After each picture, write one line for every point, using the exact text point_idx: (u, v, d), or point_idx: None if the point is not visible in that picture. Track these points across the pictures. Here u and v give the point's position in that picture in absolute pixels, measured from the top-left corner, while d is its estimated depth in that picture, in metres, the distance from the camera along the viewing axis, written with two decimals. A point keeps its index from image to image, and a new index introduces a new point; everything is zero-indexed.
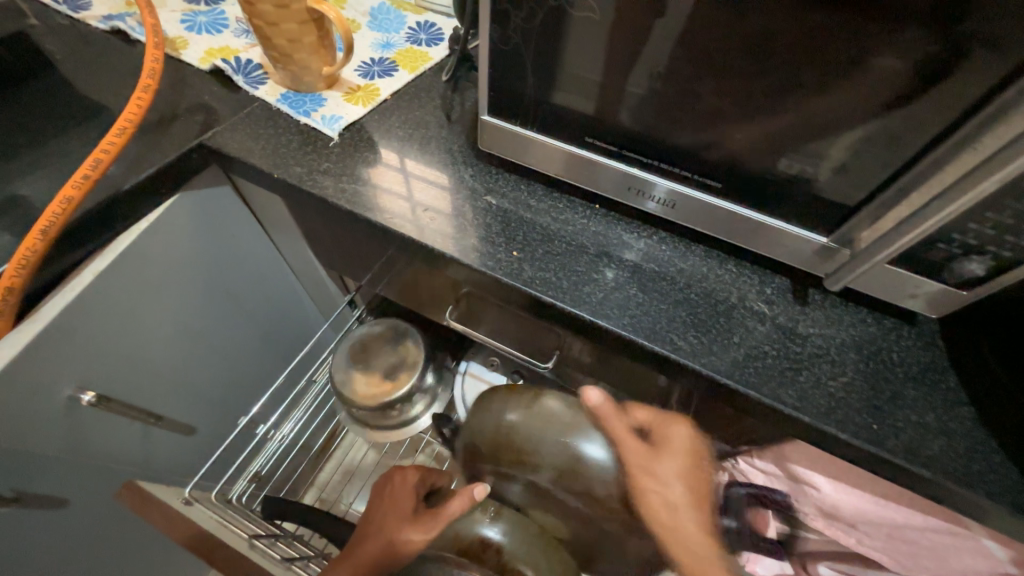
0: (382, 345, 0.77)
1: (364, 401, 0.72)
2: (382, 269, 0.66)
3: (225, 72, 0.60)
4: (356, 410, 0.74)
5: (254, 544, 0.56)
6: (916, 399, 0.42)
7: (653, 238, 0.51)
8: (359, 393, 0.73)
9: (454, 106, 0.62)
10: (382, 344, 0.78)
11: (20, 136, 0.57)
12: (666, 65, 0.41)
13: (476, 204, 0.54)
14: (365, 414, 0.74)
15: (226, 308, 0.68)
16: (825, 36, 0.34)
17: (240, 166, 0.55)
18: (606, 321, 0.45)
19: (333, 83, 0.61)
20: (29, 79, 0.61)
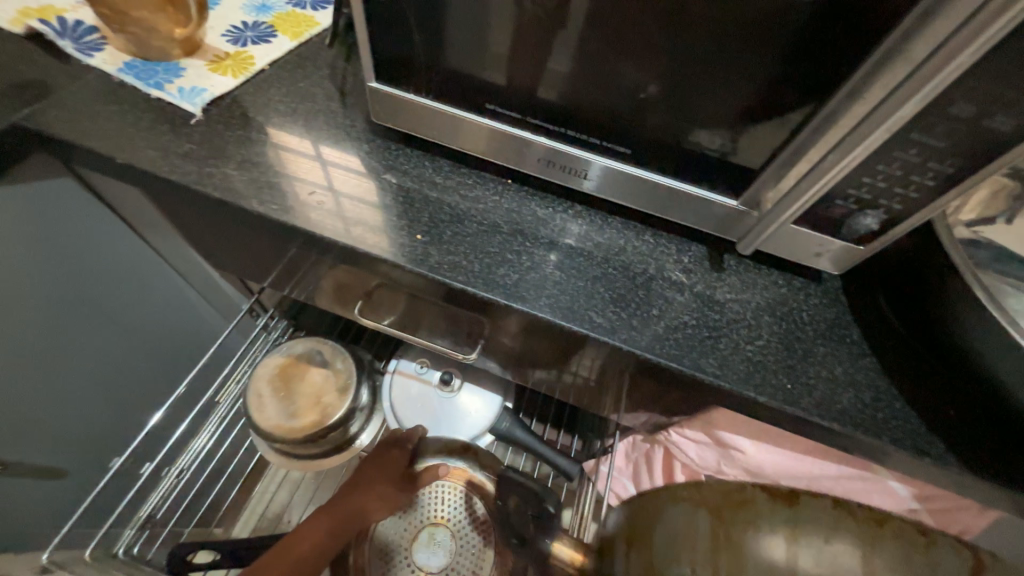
0: (305, 369, 0.71)
1: (291, 434, 0.66)
2: (280, 265, 0.58)
3: (47, 36, 0.49)
4: (281, 445, 0.68)
5: None
6: (825, 355, 0.43)
7: (570, 212, 0.49)
8: (275, 424, 0.67)
9: (346, 77, 0.55)
10: (305, 368, 0.71)
11: None
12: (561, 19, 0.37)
13: (375, 185, 0.48)
14: (292, 448, 0.68)
15: (89, 326, 0.58)
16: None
17: (75, 152, 0.45)
18: (522, 304, 0.42)
19: (194, 50, 0.51)
20: None
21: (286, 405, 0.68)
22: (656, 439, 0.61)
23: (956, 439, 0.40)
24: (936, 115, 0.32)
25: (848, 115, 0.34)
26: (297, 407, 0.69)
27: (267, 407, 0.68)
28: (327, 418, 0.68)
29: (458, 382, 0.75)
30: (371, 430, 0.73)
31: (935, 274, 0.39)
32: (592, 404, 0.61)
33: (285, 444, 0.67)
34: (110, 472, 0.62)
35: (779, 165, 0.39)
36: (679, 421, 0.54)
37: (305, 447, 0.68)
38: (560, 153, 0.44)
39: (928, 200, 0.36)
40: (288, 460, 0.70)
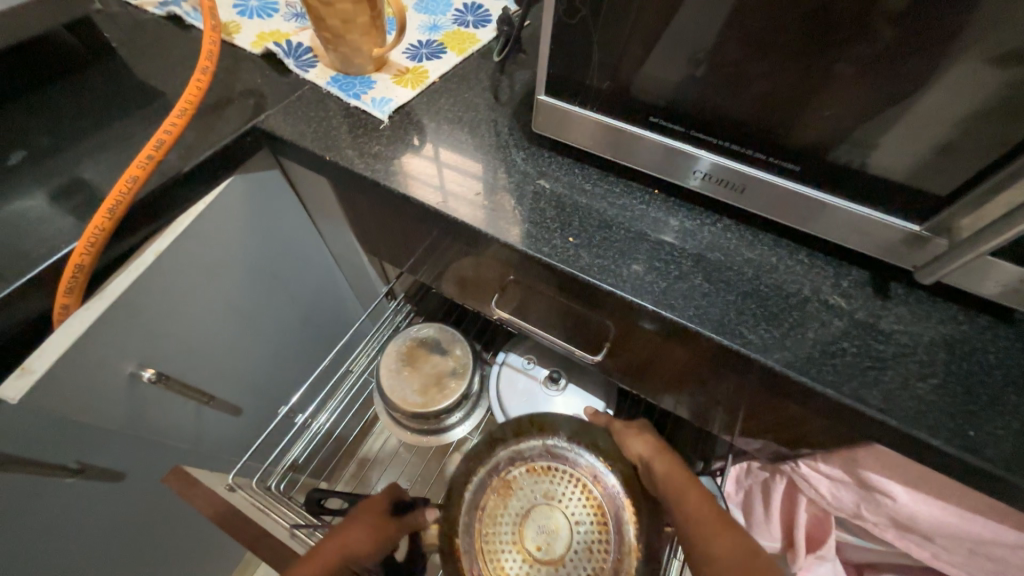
0: (428, 350, 0.78)
1: (413, 408, 0.73)
2: (426, 254, 0.65)
3: (276, 55, 0.60)
4: (401, 417, 0.75)
5: (296, 536, 0.58)
6: (1018, 405, 0.38)
7: (717, 226, 0.49)
8: (401, 398, 0.73)
9: (503, 88, 0.61)
10: (427, 349, 0.78)
11: (83, 120, 0.58)
12: (747, 37, 0.38)
13: (529, 189, 0.52)
14: (410, 421, 0.74)
15: (274, 293, 0.69)
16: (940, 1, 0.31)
17: (292, 148, 0.55)
18: (670, 312, 0.43)
19: (382, 66, 0.60)
20: (91, 65, 0.63)
21: (410, 380, 0.75)
22: (777, 469, 0.58)
23: None
24: None
25: None
26: (419, 384, 0.75)
27: (395, 381, 0.75)
28: (444, 398, 0.74)
29: (564, 381, 0.78)
30: (469, 422, 0.78)
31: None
32: (709, 425, 0.59)
33: (405, 417, 0.74)
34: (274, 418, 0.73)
35: (983, 191, 0.36)
36: (814, 454, 0.51)
37: (421, 422, 0.74)
38: (720, 166, 0.45)
39: None
40: (402, 430, 0.76)
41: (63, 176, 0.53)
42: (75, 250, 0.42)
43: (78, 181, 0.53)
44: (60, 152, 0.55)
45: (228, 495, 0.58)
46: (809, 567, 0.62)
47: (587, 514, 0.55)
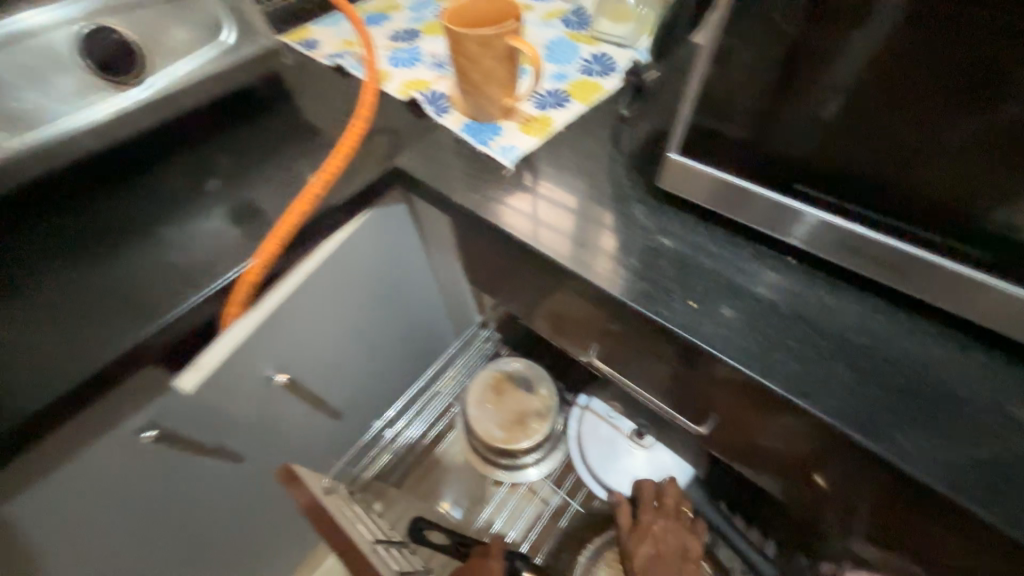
0: (515, 387, 0.79)
1: (496, 444, 0.74)
2: (530, 293, 0.66)
3: (418, 102, 0.67)
4: (482, 450, 0.76)
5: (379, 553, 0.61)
6: None
7: (868, 307, 0.43)
8: (486, 431, 0.75)
9: (624, 140, 0.61)
10: (514, 386, 0.79)
11: (251, 148, 0.67)
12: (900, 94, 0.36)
13: (647, 245, 0.50)
14: (490, 455, 0.76)
15: (386, 313, 0.75)
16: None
17: (422, 187, 0.60)
18: (814, 403, 0.38)
19: (510, 114, 0.63)
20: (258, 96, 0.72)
21: (496, 415, 0.76)
22: None
23: None
24: None
25: None
26: (503, 420, 0.76)
27: (482, 412, 0.76)
28: (528, 437, 0.75)
29: (651, 439, 0.75)
30: (545, 465, 0.78)
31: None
32: (822, 525, 0.52)
33: (486, 448, 0.75)
34: (369, 431, 0.79)
35: None
36: None
37: (500, 457, 0.75)
38: (846, 232, 0.41)
39: None
40: (481, 462, 0.78)
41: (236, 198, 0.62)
42: (250, 267, 0.50)
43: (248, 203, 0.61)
44: (234, 174, 0.64)
45: (325, 501, 0.62)
46: None
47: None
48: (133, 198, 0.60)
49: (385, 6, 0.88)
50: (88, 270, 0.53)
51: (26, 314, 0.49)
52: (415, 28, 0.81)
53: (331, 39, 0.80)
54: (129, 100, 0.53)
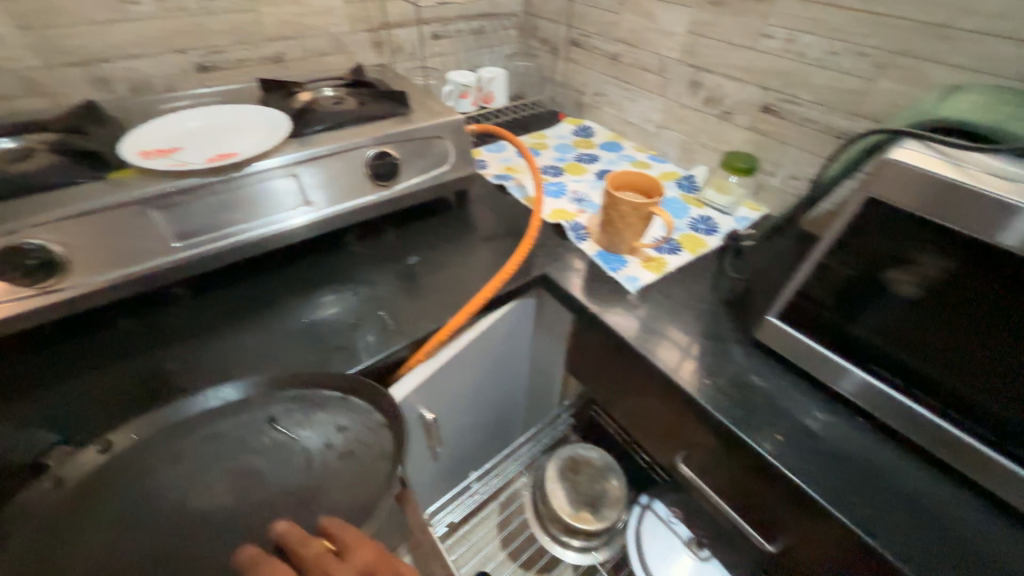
0: (587, 473, 0.89)
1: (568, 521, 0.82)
2: (626, 393, 0.80)
3: (563, 227, 0.88)
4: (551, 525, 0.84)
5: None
6: None
7: (918, 472, 0.55)
8: (560, 505, 0.84)
9: (723, 289, 0.78)
10: (587, 471, 0.89)
11: (432, 234, 0.89)
12: (939, 308, 0.48)
13: (743, 380, 0.64)
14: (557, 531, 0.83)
15: (495, 380, 0.91)
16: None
17: (561, 294, 0.78)
18: (873, 538, 0.50)
19: (635, 252, 0.82)
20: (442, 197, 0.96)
21: (571, 494, 0.85)
22: None
23: None
24: None
25: None
26: (576, 498, 0.85)
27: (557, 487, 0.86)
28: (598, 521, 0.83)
29: (708, 552, 0.81)
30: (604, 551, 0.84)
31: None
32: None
33: (556, 522, 0.83)
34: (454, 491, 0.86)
35: None
36: None
37: (565, 534, 0.83)
38: (897, 402, 0.55)
39: None
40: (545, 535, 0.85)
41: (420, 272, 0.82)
42: (443, 330, 0.68)
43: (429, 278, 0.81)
44: (423, 253, 0.85)
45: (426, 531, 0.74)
46: None
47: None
48: (351, 257, 0.82)
49: (537, 144, 1.16)
50: (326, 306, 0.73)
51: (286, 330, 0.68)
52: (560, 166, 1.07)
53: (497, 163, 1.07)
54: (380, 197, 0.78)
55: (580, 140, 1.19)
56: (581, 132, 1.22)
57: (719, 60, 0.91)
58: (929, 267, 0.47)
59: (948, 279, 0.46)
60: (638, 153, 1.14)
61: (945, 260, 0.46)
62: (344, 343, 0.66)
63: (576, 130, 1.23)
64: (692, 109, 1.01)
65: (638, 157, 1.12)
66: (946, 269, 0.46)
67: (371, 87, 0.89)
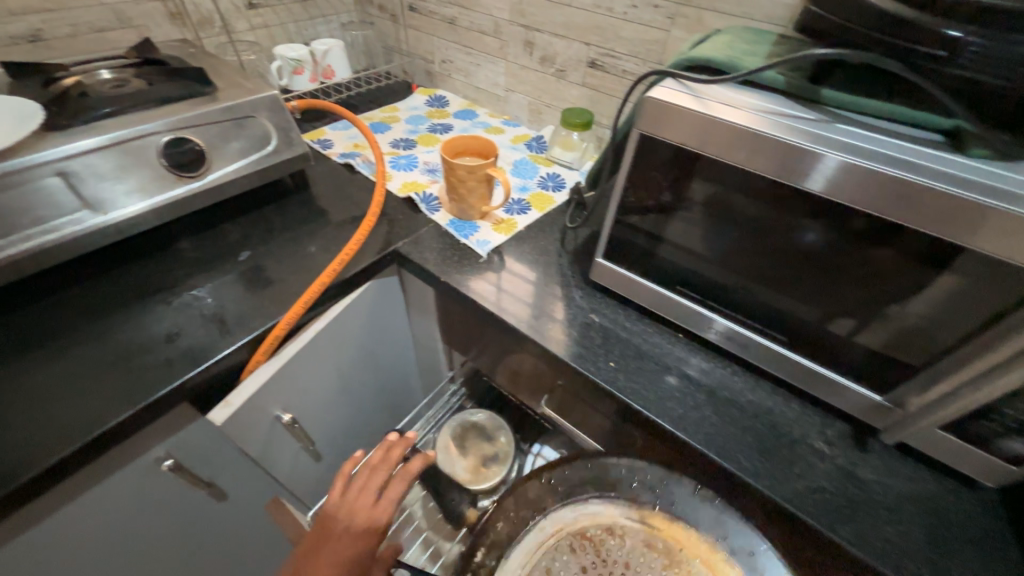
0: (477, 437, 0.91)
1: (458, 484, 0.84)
2: (495, 353, 0.82)
3: (414, 200, 0.86)
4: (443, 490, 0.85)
5: None
6: (971, 560, 0.47)
7: (726, 369, 0.63)
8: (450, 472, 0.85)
9: (570, 240, 0.82)
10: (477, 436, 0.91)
11: (273, 226, 0.82)
12: (763, 242, 0.53)
13: (583, 320, 0.69)
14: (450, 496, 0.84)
15: (371, 366, 0.88)
16: (893, 251, 0.45)
17: (416, 267, 0.77)
18: (686, 434, 0.56)
19: (486, 215, 0.84)
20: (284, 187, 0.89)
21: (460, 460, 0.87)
22: None
23: None
24: None
25: (971, 367, 0.44)
26: (466, 462, 0.87)
27: (448, 457, 0.87)
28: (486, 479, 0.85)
29: None
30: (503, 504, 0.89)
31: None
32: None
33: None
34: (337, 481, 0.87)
35: (922, 379, 0.49)
36: None
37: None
38: (708, 319, 0.62)
39: None
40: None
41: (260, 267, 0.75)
42: (279, 324, 0.63)
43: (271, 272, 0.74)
44: (259, 246, 0.78)
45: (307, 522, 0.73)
46: None
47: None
48: (171, 261, 0.73)
49: (387, 118, 1.10)
50: (138, 321, 0.64)
51: (84, 356, 0.59)
52: (411, 139, 1.03)
53: (342, 141, 1.00)
54: (188, 189, 0.69)
55: (433, 111, 1.16)
56: (434, 102, 1.19)
57: (544, 18, 0.93)
58: (748, 207, 0.51)
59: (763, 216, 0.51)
60: (492, 118, 1.15)
61: (759, 199, 0.50)
62: (161, 357, 0.59)
63: (429, 100, 1.19)
64: (531, 70, 1.03)
65: (492, 123, 1.12)
66: (763, 208, 0.50)
67: (163, 65, 0.77)
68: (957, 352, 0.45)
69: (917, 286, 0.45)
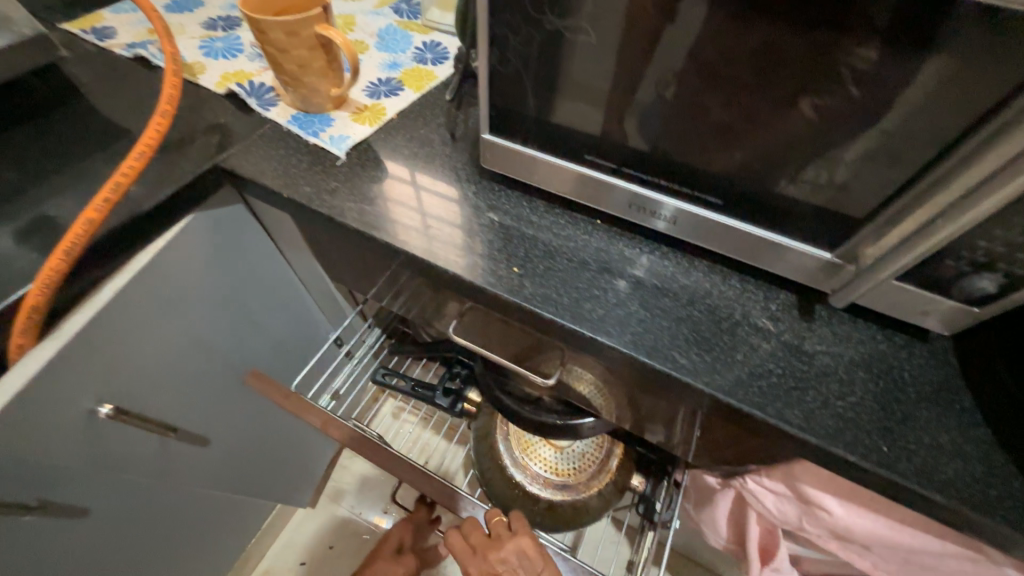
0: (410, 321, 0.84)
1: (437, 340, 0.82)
2: (388, 284, 0.66)
3: (239, 95, 0.63)
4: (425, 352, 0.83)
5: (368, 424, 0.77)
6: (929, 421, 0.41)
7: (654, 253, 0.52)
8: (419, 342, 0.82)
9: (459, 124, 0.64)
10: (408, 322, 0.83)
11: (39, 161, 0.58)
12: (716, 79, 0.38)
13: (479, 221, 0.54)
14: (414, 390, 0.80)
15: (243, 323, 0.70)
16: (889, 45, 0.31)
17: (253, 186, 0.57)
18: (607, 338, 0.45)
19: (341, 104, 0.63)
20: (51, 104, 0.63)
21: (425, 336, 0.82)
22: (727, 483, 0.60)
23: None
24: None
25: (947, 190, 0.34)
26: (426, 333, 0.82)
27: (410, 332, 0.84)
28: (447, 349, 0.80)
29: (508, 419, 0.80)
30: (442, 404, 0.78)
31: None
32: (678, 447, 0.61)
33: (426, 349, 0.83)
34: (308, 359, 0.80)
35: (882, 221, 0.39)
36: (758, 469, 0.53)
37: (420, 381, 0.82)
38: (631, 193, 0.48)
39: None
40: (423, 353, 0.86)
41: (21, 216, 0.52)
42: (28, 293, 0.43)
43: (36, 220, 0.52)
44: (13, 193, 0.54)
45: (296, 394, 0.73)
46: None
47: (567, 469, 0.75)
48: None
49: None
50: None
51: None
52: (234, 15, 0.74)
53: (128, 26, 0.71)
54: None
55: None
56: None
57: None
58: (677, 19, 0.36)
59: (706, 39, 0.36)
60: None
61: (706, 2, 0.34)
62: None
63: None
64: None
65: None
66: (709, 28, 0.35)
67: None
68: (928, 178, 0.35)
69: (911, 96, 0.33)
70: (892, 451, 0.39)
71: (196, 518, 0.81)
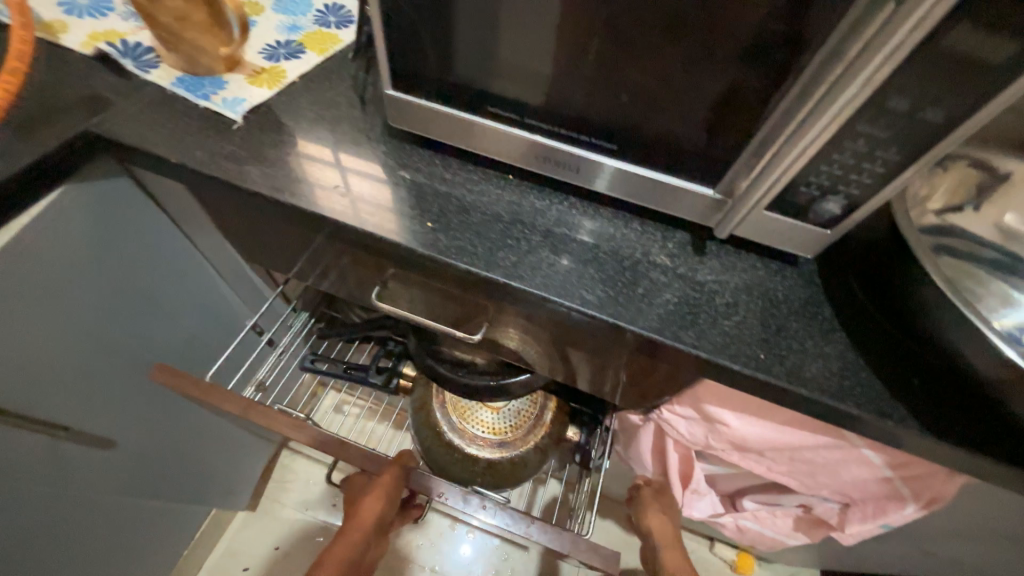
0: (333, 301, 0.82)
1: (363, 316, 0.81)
2: (304, 257, 0.64)
3: (111, 56, 0.57)
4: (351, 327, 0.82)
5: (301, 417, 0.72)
6: (798, 331, 0.47)
7: (563, 203, 0.54)
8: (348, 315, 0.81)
9: (367, 87, 0.62)
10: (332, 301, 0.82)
11: None
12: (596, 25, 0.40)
13: (391, 180, 0.53)
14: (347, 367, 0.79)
15: (142, 310, 0.65)
16: None
17: (134, 153, 0.52)
18: (519, 282, 0.47)
19: (235, 65, 0.59)
20: None
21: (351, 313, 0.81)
22: (648, 418, 0.66)
23: (917, 403, 0.43)
24: (875, 109, 0.35)
25: (792, 121, 0.39)
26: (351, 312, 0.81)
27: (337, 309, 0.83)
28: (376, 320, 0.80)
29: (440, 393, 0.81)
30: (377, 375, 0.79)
31: (906, 266, 0.41)
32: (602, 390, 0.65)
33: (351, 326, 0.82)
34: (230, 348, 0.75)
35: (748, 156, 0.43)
36: (670, 398, 0.58)
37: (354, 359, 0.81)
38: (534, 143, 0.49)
39: (881, 185, 0.40)
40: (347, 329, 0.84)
41: None
42: None
43: None
44: None
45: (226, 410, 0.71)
46: (691, 501, 0.70)
47: (503, 428, 0.77)
48: None
49: None
50: None
51: None
52: None
53: None
54: None
55: None
56: None
57: None
58: None
59: None
60: None
61: None
62: None
63: None
64: None
65: None
66: None
67: None
68: (777, 112, 0.40)
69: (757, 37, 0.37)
70: (767, 358, 0.45)
71: (111, 528, 0.74)
